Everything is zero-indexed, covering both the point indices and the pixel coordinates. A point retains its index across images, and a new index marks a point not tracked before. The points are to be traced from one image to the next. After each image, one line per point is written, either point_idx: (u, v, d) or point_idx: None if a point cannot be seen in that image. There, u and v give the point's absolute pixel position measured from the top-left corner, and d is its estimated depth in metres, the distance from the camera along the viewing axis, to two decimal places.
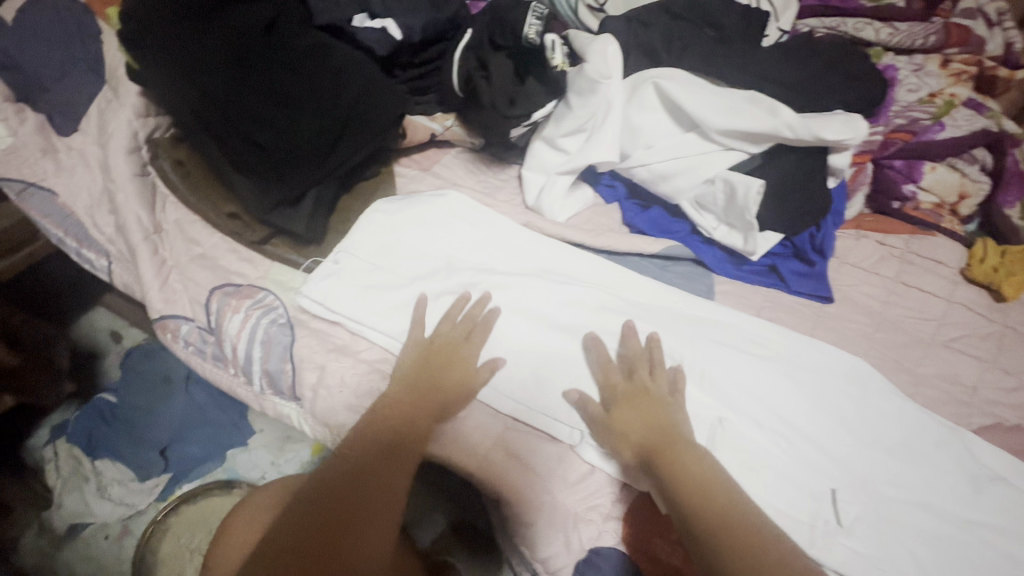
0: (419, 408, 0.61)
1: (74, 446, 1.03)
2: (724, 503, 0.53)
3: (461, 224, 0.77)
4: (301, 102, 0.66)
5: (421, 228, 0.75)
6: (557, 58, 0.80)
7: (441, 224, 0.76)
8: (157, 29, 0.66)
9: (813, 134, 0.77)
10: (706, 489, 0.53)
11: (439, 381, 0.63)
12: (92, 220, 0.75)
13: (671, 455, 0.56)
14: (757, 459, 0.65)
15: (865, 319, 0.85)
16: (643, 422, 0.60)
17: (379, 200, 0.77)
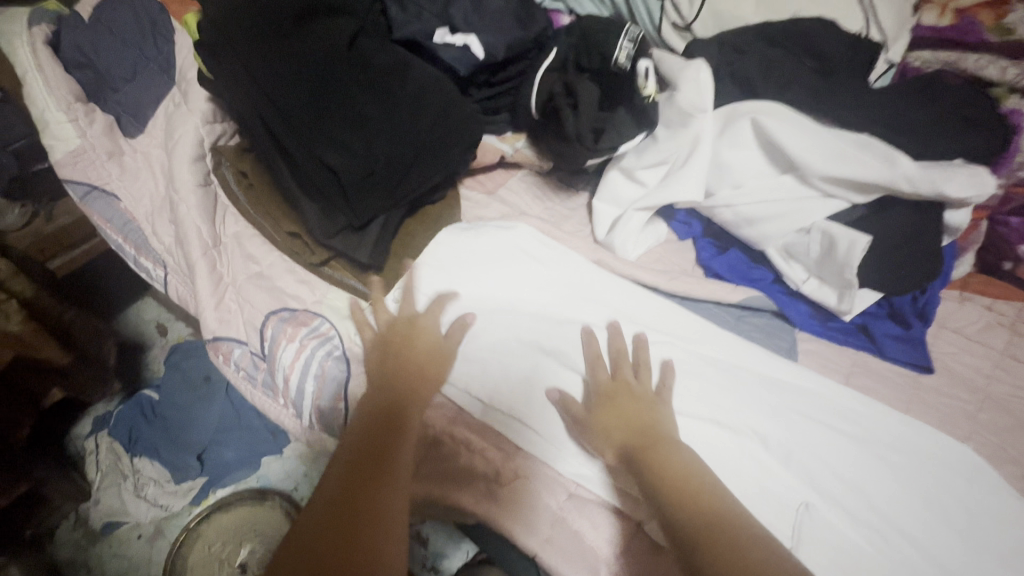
0: (401, 388, 0.57)
1: (115, 441, 1.01)
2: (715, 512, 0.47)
3: (528, 261, 0.71)
4: (380, 121, 0.63)
5: (486, 262, 0.70)
6: (649, 87, 0.74)
7: (507, 258, 0.70)
8: (235, 38, 0.63)
9: (935, 189, 0.69)
10: (700, 501, 0.47)
11: (418, 360, 0.60)
12: (152, 228, 0.73)
13: (655, 453, 0.51)
14: (853, 559, 0.56)
15: (968, 396, 0.74)
16: (624, 419, 0.55)
17: (445, 230, 0.73)
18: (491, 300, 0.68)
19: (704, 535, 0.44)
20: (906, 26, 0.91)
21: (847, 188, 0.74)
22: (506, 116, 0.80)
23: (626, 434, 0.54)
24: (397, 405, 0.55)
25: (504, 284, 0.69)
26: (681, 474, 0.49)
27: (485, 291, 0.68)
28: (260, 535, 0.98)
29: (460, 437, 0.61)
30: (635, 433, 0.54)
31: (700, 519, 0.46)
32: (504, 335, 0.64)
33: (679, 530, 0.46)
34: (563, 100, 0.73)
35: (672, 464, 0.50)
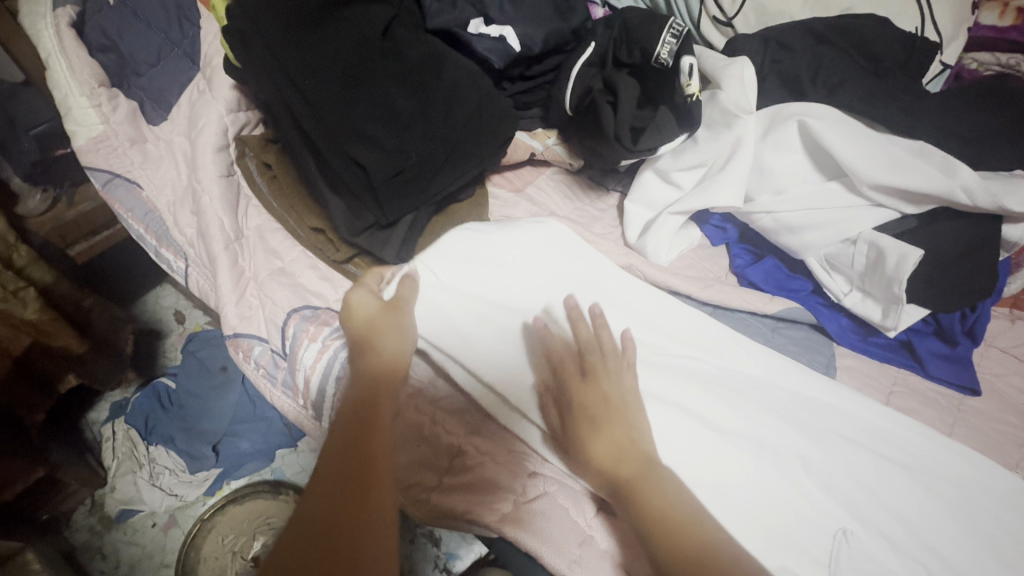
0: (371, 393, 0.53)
1: (131, 428, 1.00)
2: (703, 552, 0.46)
3: (558, 260, 0.68)
4: (411, 119, 0.60)
5: (513, 257, 0.67)
6: (693, 85, 0.71)
7: (536, 255, 0.67)
8: (261, 21, 0.59)
9: (995, 202, 0.65)
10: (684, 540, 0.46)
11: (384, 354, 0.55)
12: (174, 219, 0.72)
13: (640, 482, 0.50)
14: None
15: (1017, 420, 0.70)
16: (613, 446, 0.52)
17: (473, 221, 0.70)
18: (512, 297, 0.64)
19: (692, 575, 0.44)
20: (962, 26, 0.86)
21: (898, 198, 0.71)
22: (538, 110, 0.77)
23: (604, 446, 0.52)
24: (369, 417, 0.51)
25: (526, 284, 0.65)
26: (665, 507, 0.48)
27: (507, 287, 0.64)
28: (273, 528, 0.97)
29: (482, 448, 0.58)
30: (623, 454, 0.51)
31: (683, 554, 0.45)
32: (525, 338, 0.61)
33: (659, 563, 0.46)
34: (603, 96, 0.70)
35: (653, 492, 0.49)
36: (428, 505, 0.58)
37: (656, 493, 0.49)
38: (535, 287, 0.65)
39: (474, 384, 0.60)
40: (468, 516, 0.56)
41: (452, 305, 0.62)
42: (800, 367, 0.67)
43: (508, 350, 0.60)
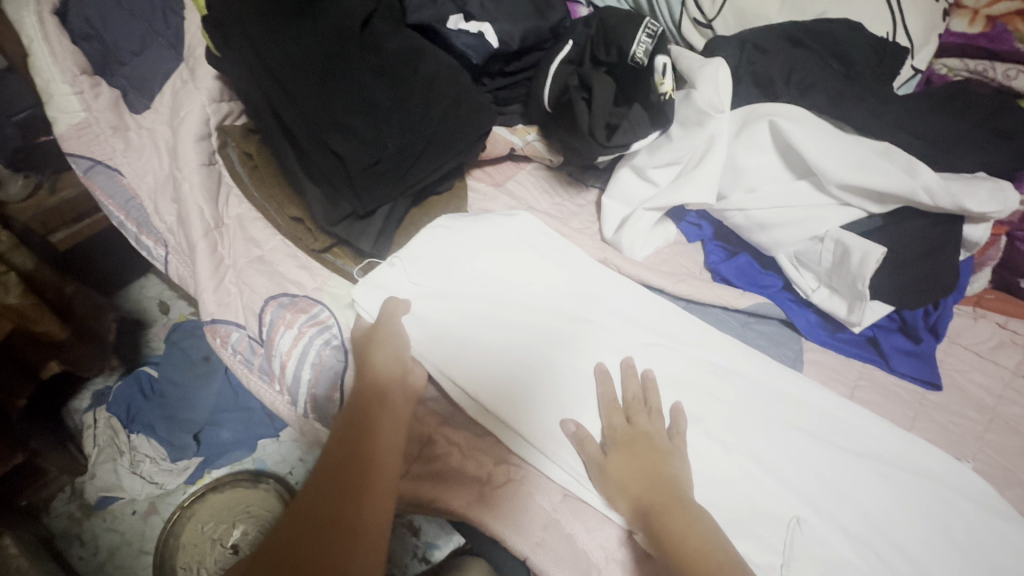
0: (367, 422, 0.53)
1: (113, 417, 1.01)
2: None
3: (529, 252, 0.70)
4: (389, 111, 0.61)
5: (486, 250, 0.69)
6: (666, 83, 0.71)
7: (507, 248, 0.70)
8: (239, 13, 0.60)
9: (955, 202, 0.67)
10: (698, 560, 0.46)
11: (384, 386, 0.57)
12: (155, 206, 0.72)
13: (660, 508, 0.50)
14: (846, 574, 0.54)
15: (975, 415, 0.72)
16: (637, 470, 0.53)
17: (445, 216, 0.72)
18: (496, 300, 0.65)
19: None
20: (934, 32, 0.88)
21: (864, 197, 0.73)
22: (518, 107, 0.79)
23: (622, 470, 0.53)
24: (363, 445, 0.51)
25: (503, 285, 0.67)
26: (680, 529, 0.48)
27: (485, 291, 0.66)
28: (252, 517, 0.98)
29: (452, 438, 0.60)
30: (643, 484, 0.52)
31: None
32: (512, 347, 0.62)
33: None
34: (578, 93, 0.71)
35: (678, 517, 0.49)
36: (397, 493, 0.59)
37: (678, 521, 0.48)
38: (511, 286, 0.67)
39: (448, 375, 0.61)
40: (436, 503, 0.57)
41: (438, 315, 0.64)
42: (760, 357, 0.69)
43: (493, 355, 0.61)
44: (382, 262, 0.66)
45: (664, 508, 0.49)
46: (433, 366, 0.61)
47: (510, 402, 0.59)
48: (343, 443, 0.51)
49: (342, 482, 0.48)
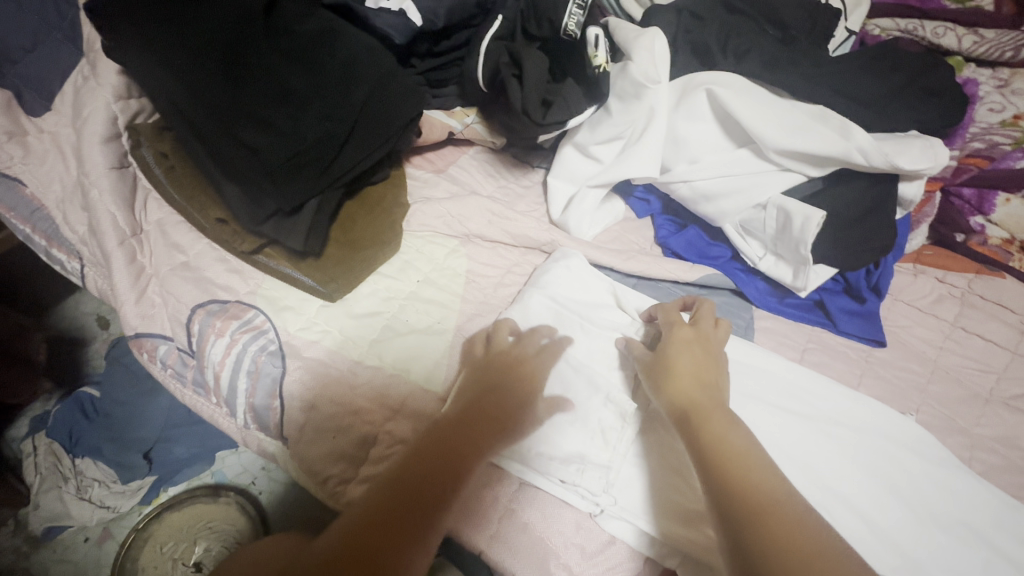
0: (457, 441, 0.50)
1: (54, 442, 0.95)
2: (767, 501, 0.44)
3: (564, 274, 0.69)
4: (305, 99, 0.58)
5: (563, 282, 0.68)
6: (599, 57, 0.70)
7: (580, 281, 0.69)
8: (129, 5, 0.56)
9: (889, 161, 0.68)
10: (740, 469, 0.46)
11: (503, 401, 0.54)
12: (64, 216, 0.68)
13: (699, 415, 0.51)
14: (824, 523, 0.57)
15: (918, 368, 0.74)
16: (694, 377, 0.55)
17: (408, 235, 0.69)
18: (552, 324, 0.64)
19: (753, 511, 0.43)
20: None
21: (803, 161, 0.73)
22: (453, 88, 0.76)
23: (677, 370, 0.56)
24: (459, 441, 0.50)
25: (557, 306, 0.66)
26: (731, 447, 0.48)
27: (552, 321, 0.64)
28: (214, 532, 0.95)
29: (397, 435, 0.57)
30: (694, 387, 0.54)
31: (745, 493, 0.44)
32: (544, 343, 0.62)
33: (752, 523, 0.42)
34: (508, 70, 0.69)
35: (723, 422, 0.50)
36: (344, 498, 0.57)
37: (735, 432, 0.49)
38: (552, 301, 0.66)
39: None
40: None
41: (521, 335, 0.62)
42: None
43: None
44: (375, 264, 0.66)
45: (705, 420, 0.50)
46: None
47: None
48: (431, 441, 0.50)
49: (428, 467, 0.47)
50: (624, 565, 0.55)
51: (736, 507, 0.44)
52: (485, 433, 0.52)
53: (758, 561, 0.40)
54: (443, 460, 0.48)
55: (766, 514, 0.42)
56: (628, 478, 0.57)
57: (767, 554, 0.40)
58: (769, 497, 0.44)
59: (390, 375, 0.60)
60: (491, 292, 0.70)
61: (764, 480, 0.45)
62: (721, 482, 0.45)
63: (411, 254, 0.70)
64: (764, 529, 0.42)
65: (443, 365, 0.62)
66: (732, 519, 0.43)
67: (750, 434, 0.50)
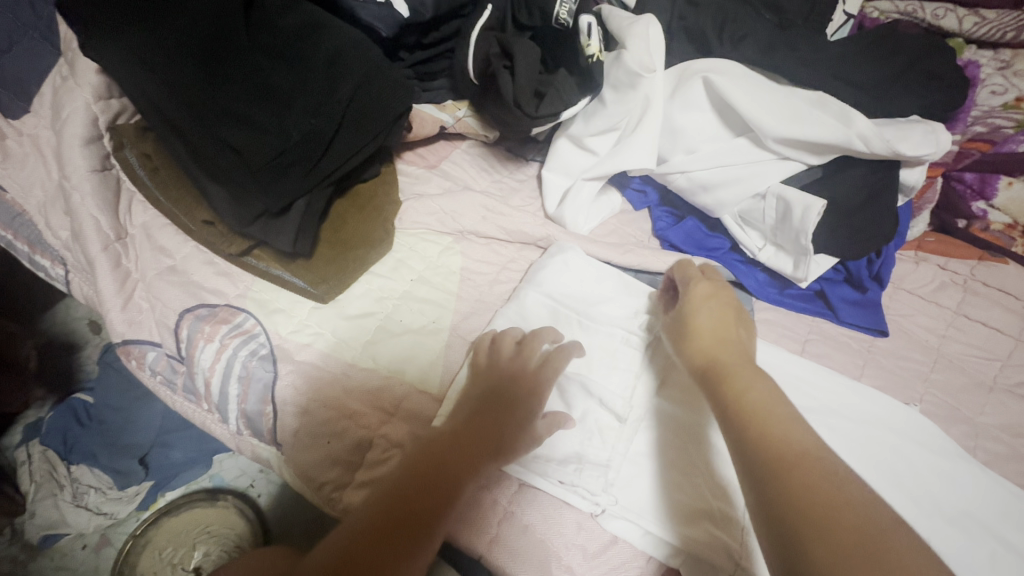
0: (460, 448, 0.49)
1: (48, 448, 0.94)
2: (794, 451, 0.40)
3: (562, 271, 0.68)
4: (289, 95, 0.56)
5: (561, 280, 0.68)
6: (592, 45, 0.69)
7: (579, 278, 0.68)
8: (99, 2, 0.54)
9: (890, 147, 0.66)
10: (762, 421, 0.43)
11: (498, 419, 0.52)
12: (47, 221, 0.66)
13: (720, 372, 0.49)
14: None
15: (921, 356, 0.73)
16: (716, 336, 0.53)
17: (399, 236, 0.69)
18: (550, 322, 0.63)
19: (776, 465, 0.39)
20: None
21: (802, 149, 0.71)
22: (444, 81, 0.75)
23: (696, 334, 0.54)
24: (448, 461, 0.48)
25: (555, 304, 0.65)
26: (754, 400, 0.45)
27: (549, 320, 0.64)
28: (213, 536, 0.94)
29: (392, 439, 0.56)
30: (714, 345, 0.52)
31: (769, 444, 0.41)
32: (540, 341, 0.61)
33: (775, 478, 0.39)
34: (499, 61, 0.67)
35: (747, 378, 0.47)
36: (341, 504, 0.56)
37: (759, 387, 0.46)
38: (549, 299, 0.65)
39: None
40: None
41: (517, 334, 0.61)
42: None
43: None
44: (367, 263, 0.65)
45: (729, 374, 0.48)
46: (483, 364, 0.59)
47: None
48: (433, 447, 0.49)
49: (429, 474, 0.46)
50: (629, 566, 0.53)
51: (759, 457, 0.41)
52: (477, 454, 0.49)
53: (781, 518, 0.37)
54: (431, 479, 0.46)
55: (789, 462, 0.39)
56: (631, 477, 0.56)
57: (791, 504, 0.37)
58: (796, 447, 0.40)
59: (384, 377, 0.59)
60: (487, 289, 0.68)
61: (792, 430, 0.42)
62: (744, 434, 0.43)
63: (404, 253, 0.68)
64: (788, 478, 0.38)
65: (438, 366, 0.61)
66: (757, 470, 0.40)
67: (778, 386, 0.46)
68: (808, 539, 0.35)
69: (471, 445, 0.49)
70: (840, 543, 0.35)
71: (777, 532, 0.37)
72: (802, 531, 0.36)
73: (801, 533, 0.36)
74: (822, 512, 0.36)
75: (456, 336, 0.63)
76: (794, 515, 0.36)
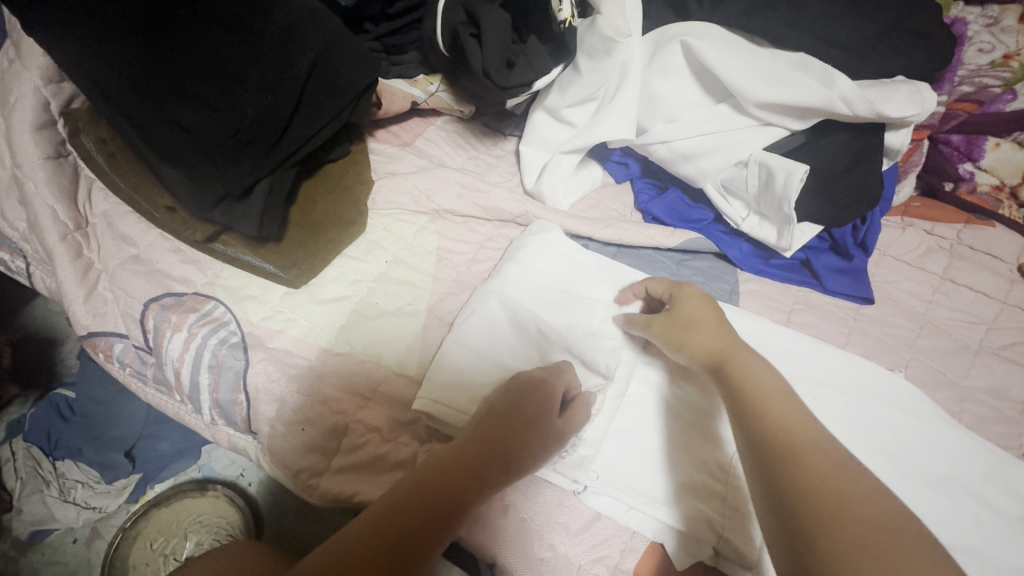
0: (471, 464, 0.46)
1: (32, 445, 0.91)
2: (804, 442, 0.44)
3: (547, 247, 0.66)
4: (242, 71, 0.54)
5: (545, 255, 0.65)
6: (564, 11, 0.67)
7: (564, 255, 0.66)
8: None
9: (874, 109, 0.65)
10: (773, 410, 0.47)
11: (509, 432, 0.48)
12: (3, 212, 0.64)
13: (732, 361, 0.52)
14: None
15: (907, 323, 0.73)
16: (712, 325, 0.55)
17: (372, 222, 0.67)
18: (534, 298, 0.61)
19: (787, 452, 0.43)
20: None
21: (784, 114, 0.69)
22: (413, 54, 0.73)
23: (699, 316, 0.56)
24: (463, 483, 0.45)
25: (538, 281, 0.63)
26: (762, 394, 0.48)
27: (537, 293, 0.62)
28: (205, 526, 0.93)
29: (370, 424, 0.55)
30: (718, 334, 0.54)
31: (776, 435, 0.45)
32: (523, 321, 0.59)
33: (790, 470, 0.42)
34: (465, 29, 0.64)
35: (754, 370, 0.51)
36: (319, 491, 0.55)
37: (767, 380, 0.50)
38: (532, 275, 0.63)
39: (476, 353, 0.58)
40: (358, 496, 0.53)
41: (497, 315, 0.60)
42: None
43: (493, 331, 0.59)
44: (343, 246, 0.64)
45: (738, 368, 0.51)
46: (467, 346, 0.58)
47: (467, 394, 0.55)
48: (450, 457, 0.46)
49: (442, 488, 0.44)
50: (612, 541, 0.53)
51: (772, 451, 0.44)
52: (497, 457, 0.47)
53: (793, 502, 0.40)
54: (448, 504, 0.44)
55: (802, 454, 0.43)
56: (619, 451, 0.56)
57: (802, 494, 0.40)
58: (802, 438, 0.44)
59: (361, 362, 0.58)
60: (464, 269, 0.66)
61: (796, 423, 0.45)
62: (755, 426, 0.46)
63: (378, 234, 0.66)
64: (794, 466, 0.42)
65: (416, 348, 0.60)
66: (766, 458, 0.44)
67: (783, 380, 0.50)
68: (817, 524, 0.38)
69: (484, 465, 0.46)
70: (849, 524, 0.38)
71: (790, 518, 0.40)
72: (818, 516, 0.39)
73: (817, 518, 0.39)
74: (829, 499, 0.39)
75: (435, 319, 0.62)
76: (806, 504, 0.40)
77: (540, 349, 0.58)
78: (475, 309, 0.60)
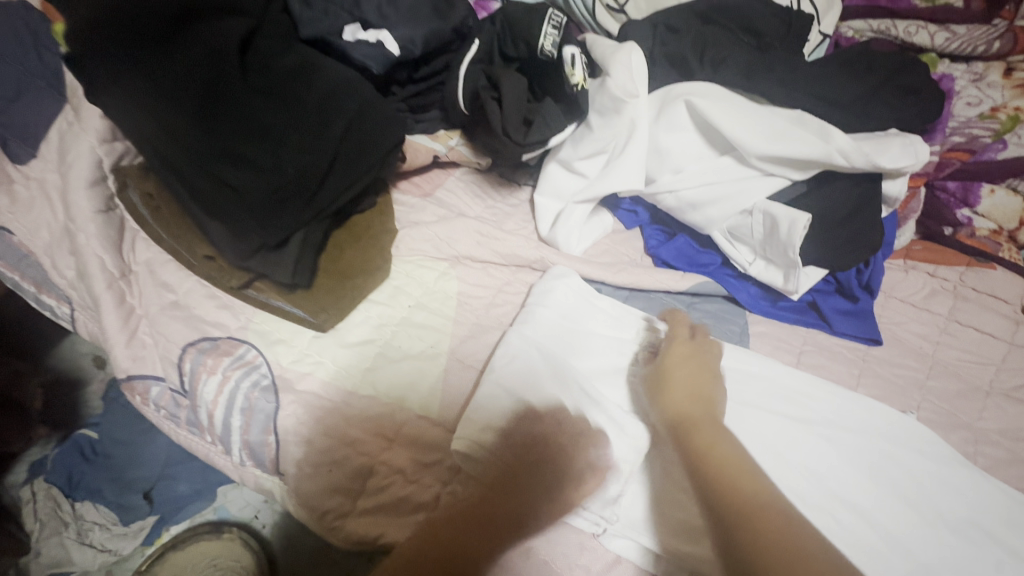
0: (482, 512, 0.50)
1: (52, 486, 0.94)
2: (758, 506, 0.45)
3: (575, 292, 0.69)
4: (283, 133, 0.59)
5: (571, 300, 0.68)
6: (576, 75, 0.72)
7: (586, 302, 0.69)
8: (96, 46, 0.56)
9: (870, 161, 0.69)
10: (726, 471, 0.48)
11: (517, 481, 0.52)
12: (53, 261, 0.68)
13: (694, 423, 0.53)
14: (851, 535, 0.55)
15: (916, 364, 0.74)
16: (691, 384, 0.57)
17: (397, 268, 0.71)
18: (558, 341, 0.64)
19: (741, 516, 0.44)
20: None
21: (785, 165, 0.73)
22: (437, 112, 0.78)
23: (676, 376, 0.58)
24: (474, 528, 0.49)
25: (566, 324, 0.66)
26: (719, 454, 0.49)
27: (559, 335, 0.64)
28: (220, 569, 0.90)
29: (393, 466, 0.57)
30: (689, 399, 0.55)
31: (731, 495, 0.46)
32: (552, 358, 0.61)
33: (739, 536, 0.43)
34: (487, 93, 0.70)
35: (709, 432, 0.52)
36: (343, 533, 0.56)
37: (725, 444, 0.50)
38: (558, 316, 0.66)
39: (512, 390, 0.58)
40: (382, 539, 0.55)
41: (531, 359, 0.60)
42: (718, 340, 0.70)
43: (526, 369, 0.59)
44: (371, 291, 0.67)
45: (700, 426, 0.52)
46: (505, 384, 0.58)
47: (498, 433, 0.56)
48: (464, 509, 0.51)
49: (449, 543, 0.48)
50: None
51: (727, 514, 0.45)
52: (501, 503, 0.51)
53: (749, 562, 0.42)
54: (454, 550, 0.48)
55: (757, 519, 0.44)
56: (639, 494, 0.55)
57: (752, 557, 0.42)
58: (757, 501, 0.45)
59: (384, 405, 0.60)
60: (483, 312, 0.69)
61: (752, 486, 0.46)
62: (710, 484, 0.47)
63: (402, 280, 0.70)
64: (749, 531, 0.43)
65: (438, 390, 0.62)
66: (722, 522, 0.45)
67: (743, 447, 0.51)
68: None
69: (497, 517, 0.50)
70: None
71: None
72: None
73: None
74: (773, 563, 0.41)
75: (456, 362, 0.64)
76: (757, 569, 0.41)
77: (568, 381, 0.59)
78: (505, 350, 0.61)
